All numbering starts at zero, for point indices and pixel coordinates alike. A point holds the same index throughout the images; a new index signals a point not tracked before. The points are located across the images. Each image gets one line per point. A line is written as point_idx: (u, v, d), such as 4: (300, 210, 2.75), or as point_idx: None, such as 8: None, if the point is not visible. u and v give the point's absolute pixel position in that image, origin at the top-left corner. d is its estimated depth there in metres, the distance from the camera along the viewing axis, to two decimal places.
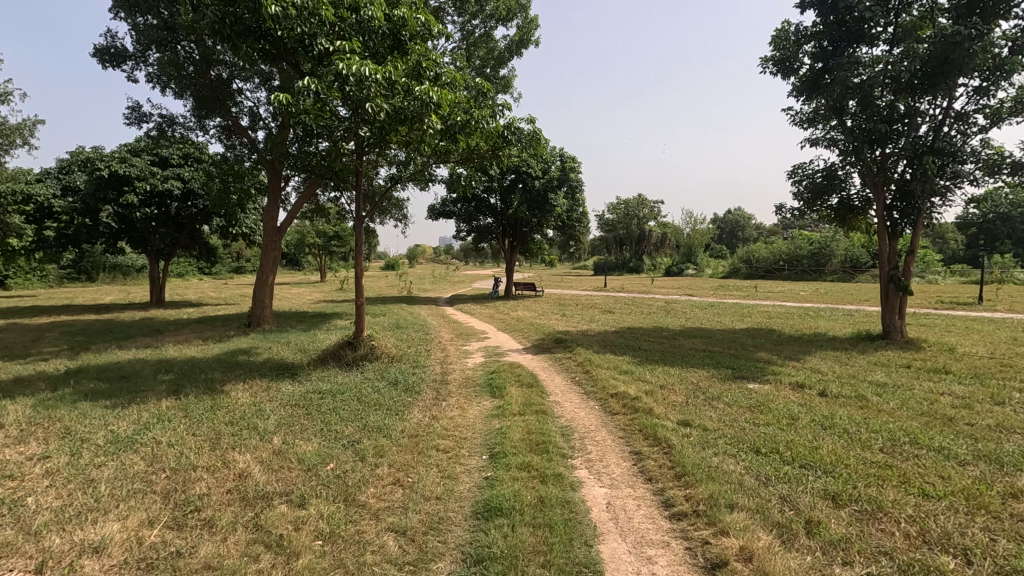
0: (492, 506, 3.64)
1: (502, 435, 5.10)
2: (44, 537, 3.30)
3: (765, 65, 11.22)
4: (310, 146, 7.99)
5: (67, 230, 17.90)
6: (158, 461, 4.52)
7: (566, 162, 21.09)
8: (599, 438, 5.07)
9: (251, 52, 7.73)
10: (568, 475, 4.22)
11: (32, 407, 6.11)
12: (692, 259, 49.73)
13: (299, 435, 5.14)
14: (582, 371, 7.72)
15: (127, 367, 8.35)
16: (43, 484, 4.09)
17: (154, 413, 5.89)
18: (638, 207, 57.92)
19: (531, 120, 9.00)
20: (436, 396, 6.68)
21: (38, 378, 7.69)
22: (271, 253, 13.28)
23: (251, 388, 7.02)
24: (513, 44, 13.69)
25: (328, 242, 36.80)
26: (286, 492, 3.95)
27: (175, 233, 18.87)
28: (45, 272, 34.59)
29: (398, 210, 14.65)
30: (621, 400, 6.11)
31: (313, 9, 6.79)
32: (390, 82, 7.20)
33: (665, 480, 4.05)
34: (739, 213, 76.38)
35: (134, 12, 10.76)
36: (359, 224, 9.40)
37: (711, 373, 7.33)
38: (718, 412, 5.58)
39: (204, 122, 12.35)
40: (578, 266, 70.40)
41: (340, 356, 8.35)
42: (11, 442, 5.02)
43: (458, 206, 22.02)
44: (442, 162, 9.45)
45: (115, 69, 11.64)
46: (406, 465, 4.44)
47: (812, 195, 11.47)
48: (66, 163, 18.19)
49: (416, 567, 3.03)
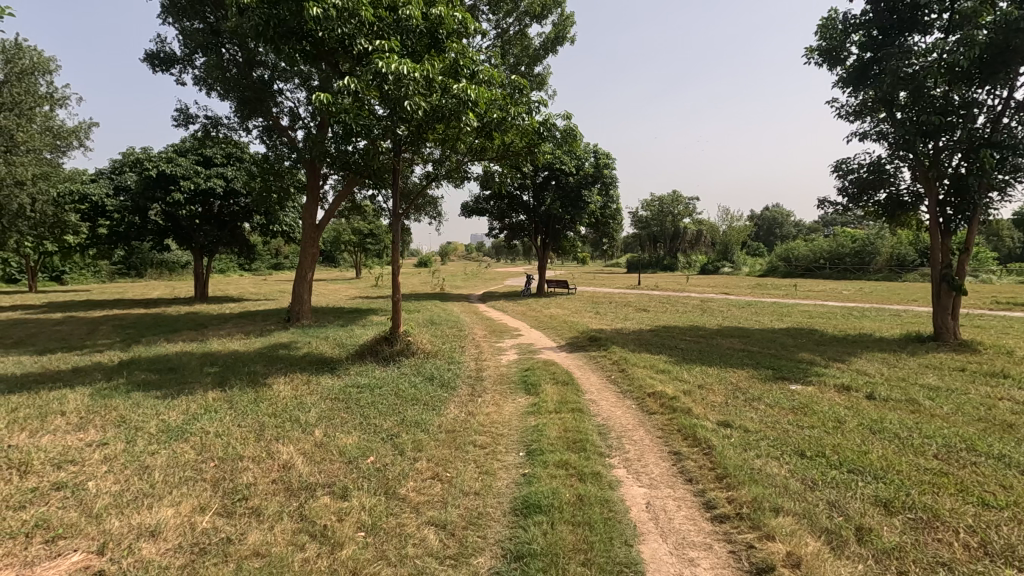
0: (531, 504, 3.64)
1: (539, 433, 5.09)
2: (105, 520, 3.46)
3: (809, 56, 10.87)
4: (348, 145, 8.10)
5: (118, 228, 18.63)
6: (206, 451, 4.68)
7: (600, 158, 20.89)
8: (636, 438, 5.00)
9: (293, 54, 7.94)
10: (606, 474, 4.17)
11: (89, 397, 6.42)
12: (728, 257, 48.65)
13: (340, 428, 5.26)
14: (618, 370, 7.62)
15: (176, 359, 8.70)
16: (102, 470, 4.30)
17: (202, 404, 6.11)
18: (674, 204, 56.64)
19: (567, 115, 8.97)
20: (472, 392, 6.72)
21: (94, 368, 8.08)
22: (310, 250, 13.56)
23: (292, 381, 7.23)
24: (548, 41, 13.66)
25: (363, 240, 37.53)
26: (329, 483, 4.03)
27: (218, 230, 19.50)
28: (97, 268, 36.40)
29: (433, 207, 14.81)
30: (658, 400, 6.02)
31: (353, 10, 6.90)
32: (428, 81, 7.27)
33: (706, 481, 3.97)
34: (778, 210, 74.25)
35: (182, 17, 11.15)
36: (395, 222, 9.51)
37: (751, 373, 7.17)
38: (759, 413, 5.46)
39: (247, 122, 12.69)
40: (610, 264, 69.91)
41: (377, 351, 8.48)
42: (72, 429, 5.29)
43: (490, 203, 22.10)
44: (478, 160, 9.49)
45: (165, 73, 12.07)
46: (445, 459, 4.48)
47: (857, 190, 11.04)
48: (118, 163, 18.95)
49: (457, 561, 3.06)
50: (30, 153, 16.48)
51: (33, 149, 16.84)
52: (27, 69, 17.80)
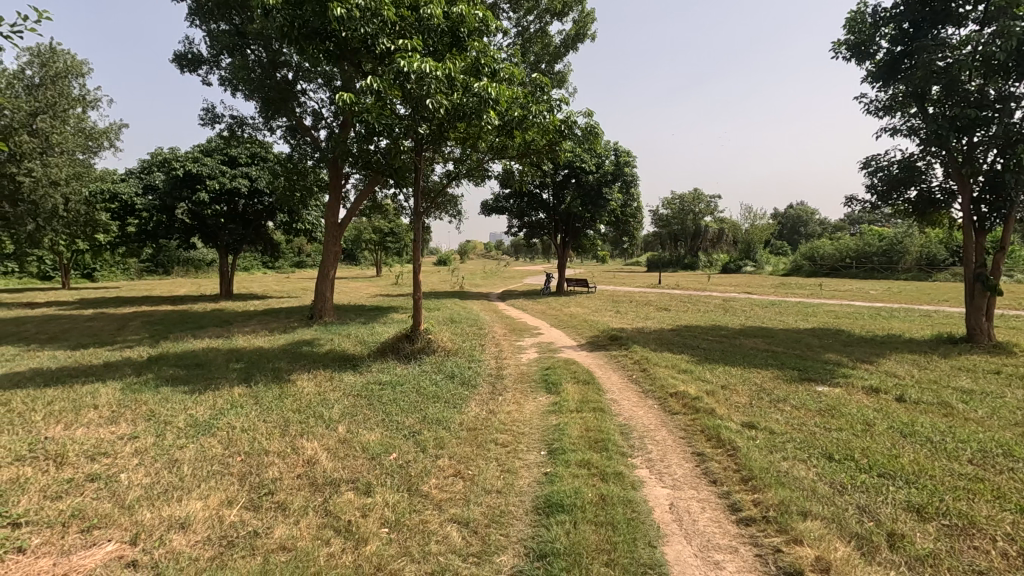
0: (553, 502, 3.63)
1: (561, 432, 5.08)
2: (137, 511, 3.55)
3: (837, 50, 10.64)
4: (371, 144, 8.17)
5: (147, 226, 19.25)
6: (233, 446, 4.76)
7: (621, 156, 20.74)
8: (659, 438, 4.96)
9: (317, 54, 8.03)
10: (629, 474, 4.14)
11: (120, 391, 6.60)
12: (751, 256, 47.87)
13: (362, 425, 5.32)
14: (639, 370, 7.55)
15: (202, 356, 8.87)
16: (133, 462, 4.40)
17: (228, 399, 6.23)
18: (695, 202, 55.91)
19: (589, 113, 8.91)
20: (492, 390, 6.73)
21: (124, 363, 8.29)
22: (332, 248, 13.70)
23: (316, 377, 7.32)
24: (569, 38, 13.61)
25: (383, 238, 37.88)
26: (353, 480, 4.08)
27: (243, 229, 19.84)
28: (127, 265, 37.44)
29: (453, 205, 14.87)
30: (681, 400, 5.97)
31: (376, 9, 6.97)
32: (450, 79, 7.28)
33: (731, 483, 3.92)
34: (803, 209, 72.89)
35: (209, 19, 11.40)
36: (417, 221, 9.57)
37: (776, 374, 7.04)
38: (784, 414, 5.36)
39: (271, 122, 12.89)
40: (630, 263, 69.50)
41: (398, 349, 8.55)
42: (104, 422, 5.44)
43: (510, 202, 22.11)
44: (499, 158, 9.47)
45: (192, 74, 12.32)
46: (466, 457, 4.51)
47: (886, 187, 10.78)
48: (147, 163, 19.58)
49: (480, 558, 3.07)
50: (65, 155, 17.21)
51: (67, 150, 17.38)
52: (63, 72, 18.33)
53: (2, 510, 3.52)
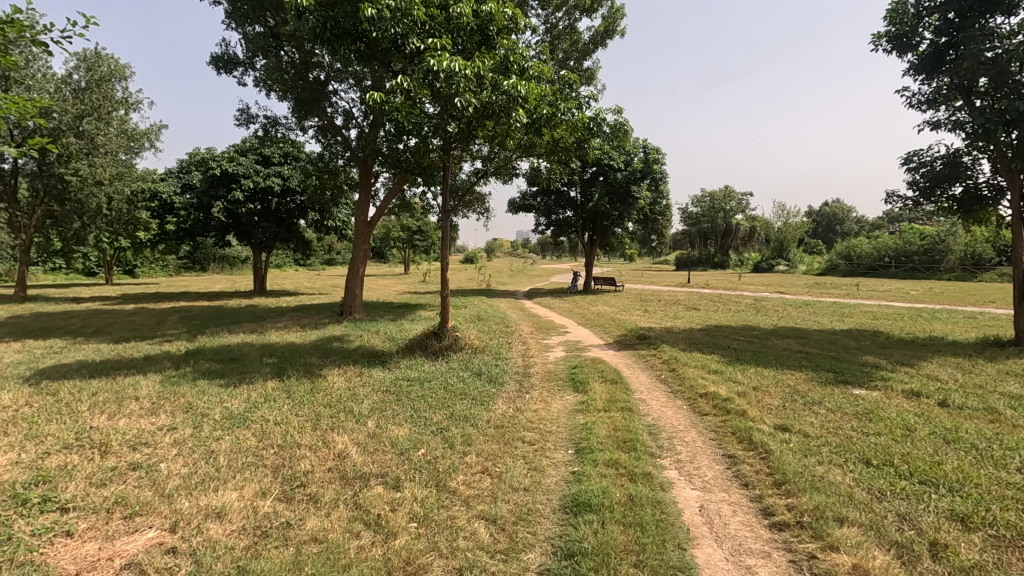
0: (581, 501, 3.62)
1: (588, 431, 5.05)
2: (176, 499, 3.67)
3: (878, 42, 10.30)
4: (400, 142, 8.24)
5: (184, 224, 19.86)
6: (266, 438, 4.88)
7: (650, 153, 20.49)
8: (689, 439, 4.89)
9: (348, 54, 8.15)
10: (657, 474, 4.10)
11: (160, 383, 6.84)
12: (784, 255, 46.52)
13: (392, 420, 5.39)
14: (668, 369, 7.46)
15: (237, 350, 9.12)
16: (172, 452, 4.55)
17: (262, 393, 6.39)
18: (725, 199, 54.78)
19: (618, 110, 8.82)
20: (519, 388, 6.74)
21: (163, 357, 8.58)
22: (362, 246, 13.91)
23: (346, 373, 7.45)
24: (598, 35, 13.51)
25: (411, 236, 38.30)
26: (382, 474, 4.13)
27: (275, 227, 20.27)
28: (166, 262, 38.78)
29: (481, 203, 14.92)
30: (711, 401, 5.87)
31: (407, 9, 7.04)
32: (478, 77, 7.29)
33: (764, 486, 3.84)
34: (839, 206, 70.77)
35: (245, 22, 11.69)
36: (445, 219, 9.63)
37: (810, 376, 6.86)
38: (819, 418, 5.22)
39: (303, 122, 13.14)
40: (659, 262, 68.68)
41: (426, 345, 8.63)
42: (145, 413, 5.65)
43: (537, 199, 22.10)
44: (527, 156, 9.45)
45: (228, 75, 12.65)
46: (494, 454, 4.52)
47: (929, 183, 10.38)
48: (185, 164, 20.29)
49: (507, 556, 3.08)
50: (109, 155, 17.99)
51: (111, 151, 18.03)
52: (108, 77, 17.77)
53: (52, 495, 3.69)
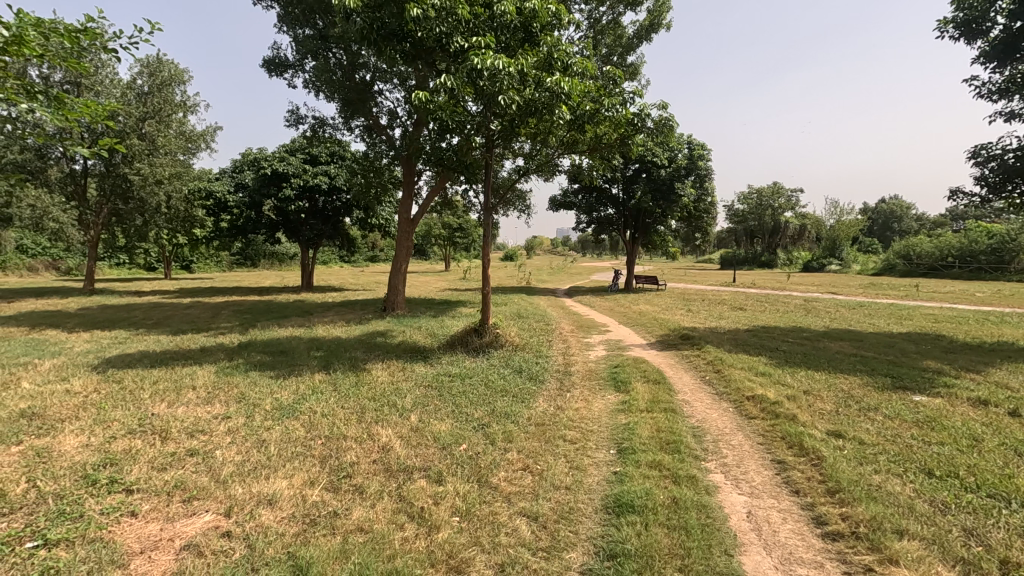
0: (624, 502, 3.57)
1: (630, 431, 4.98)
2: (230, 485, 3.83)
3: (943, 29, 9.72)
4: (443, 141, 8.32)
5: (237, 222, 20.56)
6: (314, 429, 5.04)
7: (694, 149, 20.02)
8: (735, 443, 4.76)
9: (394, 55, 8.31)
10: (702, 478, 4.01)
11: (215, 373, 7.16)
12: (835, 254, 44.45)
13: (433, 415, 5.46)
14: (713, 370, 7.28)
15: (286, 343, 9.45)
16: (226, 440, 4.76)
17: (309, 385, 6.60)
18: (774, 196, 52.95)
19: (663, 105, 8.64)
20: (560, 386, 6.72)
21: (218, 349, 8.97)
22: (406, 243, 14.14)
23: (389, 367, 7.61)
24: (642, 29, 13.27)
25: (452, 234, 38.77)
26: (424, 468, 4.20)
27: (322, 224, 20.85)
28: (220, 258, 40.65)
29: (521, 201, 14.93)
30: (758, 404, 5.69)
31: (451, 8, 7.10)
32: (522, 75, 7.28)
33: (816, 494, 3.69)
34: (897, 203, 67.30)
35: (295, 25, 12.07)
36: (486, 217, 9.68)
37: (866, 381, 6.56)
38: (875, 424, 4.98)
39: (350, 122, 13.46)
40: (702, 260, 67.23)
41: (467, 342, 8.70)
42: (202, 402, 5.92)
43: (579, 197, 21.95)
44: (569, 153, 9.39)
45: (279, 78, 13.08)
46: (535, 452, 4.51)
47: (1000, 178, 9.73)
48: (239, 163, 21.22)
49: (550, 553, 3.07)
50: (168, 156, 18.89)
51: (171, 152, 18.89)
52: (168, 81, 18.55)
53: (118, 477, 3.92)
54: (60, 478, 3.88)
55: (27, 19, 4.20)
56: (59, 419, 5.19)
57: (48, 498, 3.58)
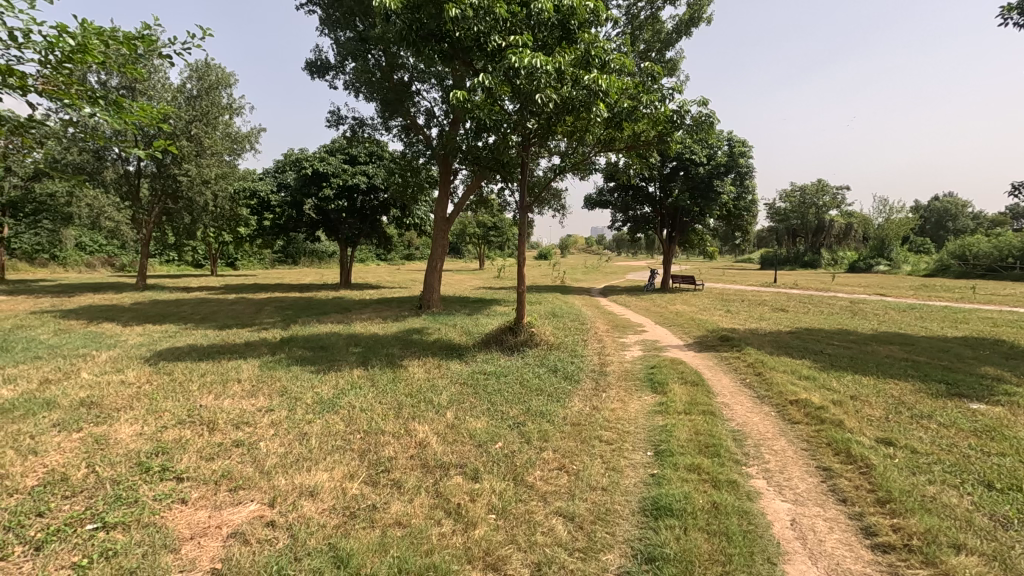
0: (662, 505, 3.51)
1: (668, 434, 4.90)
2: (274, 476, 3.95)
3: (1006, 15, 9.19)
4: (480, 140, 8.35)
5: (280, 221, 21.19)
6: (353, 424, 5.14)
7: (735, 146, 19.53)
8: (777, 448, 4.62)
9: (432, 55, 8.39)
10: (744, 483, 3.91)
11: (259, 367, 7.40)
12: (884, 254, 42.70)
13: (469, 412, 5.50)
14: (754, 373, 7.09)
15: (326, 339, 9.68)
16: (270, 432, 4.91)
17: (349, 380, 6.75)
18: (818, 193, 51.18)
19: (704, 102, 8.45)
20: (595, 386, 6.66)
21: (262, 343, 9.27)
22: (441, 242, 14.27)
23: (425, 364, 7.70)
24: (682, 23, 13.03)
25: (486, 232, 38.98)
26: (461, 464, 4.23)
27: (360, 223, 21.28)
28: (263, 256, 42.14)
29: (557, 200, 14.89)
30: (802, 409, 5.51)
31: (489, 7, 7.12)
32: (559, 73, 7.23)
33: (865, 504, 3.55)
34: (952, 201, 64.07)
35: (337, 28, 12.33)
36: (522, 215, 9.68)
37: (918, 387, 6.27)
38: (929, 433, 4.75)
39: (388, 122, 13.67)
40: (741, 261, 65.63)
41: (502, 340, 8.73)
42: (247, 394, 6.13)
43: (614, 195, 21.76)
44: (606, 151, 9.29)
45: (321, 80, 13.40)
46: (571, 452, 4.49)
47: None
48: (281, 164, 21.86)
49: (586, 554, 3.04)
50: (215, 156, 19.64)
51: (217, 154, 19.63)
52: (215, 84, 19.19)
53: (169, 465, 4.09)
54: (116, 464, 4.08)
55: (91, 27, 4.38)
56: (115, 408, 5.46)
57: (106, 483, 3.77)
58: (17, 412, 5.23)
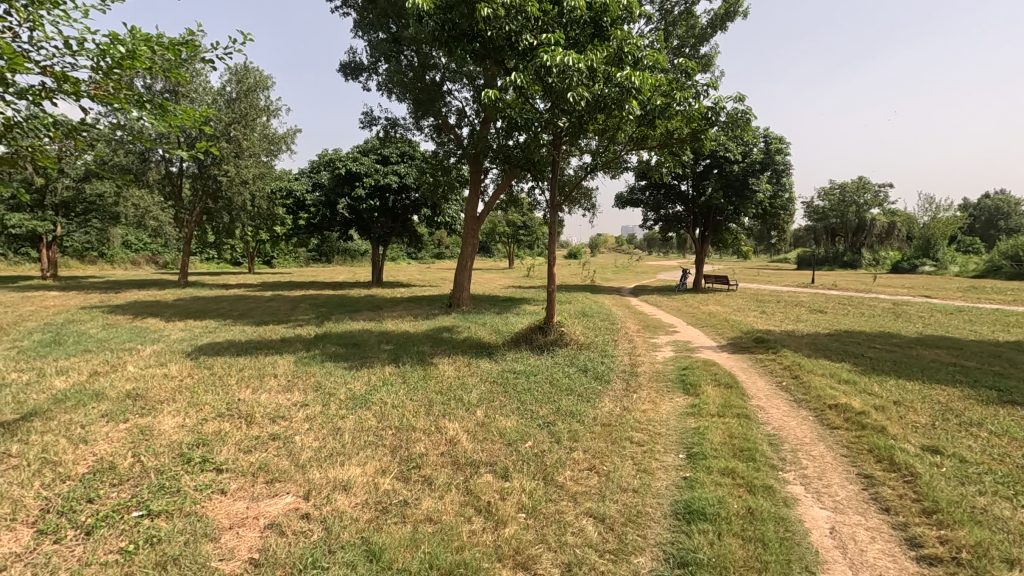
0: (695, 509, 3.45)
1: (700, 436, 4.82)
2: (309, 470, 4.04)
3: None
4: (511, 139, 8.34)
5: (314, 220, 21.62)
6: (385, 420, 5.21)
7: (772, 142, 19.01)
8: (816, 453, 4.49)
9: (464, 55, 8.42)
10: (780, 489, 3.80)
11: (294, 363, 7.58)
12: (929, 254, 40.99)
13: (500, 411, 5.51)
14: (790, 376, 6.90)
15: (358, 336, 9.85)
16: (304, 427, 5.02)
17: (380, 377, 6.85)
18: (859, 192, 49.50)
19: (740, 97, 8.26)
20: (626, 387, 6.59)
21: (297, 340, 9.49)
22: (471, 241, 14.31)
23: (455, 362, 7.76)
24: (717, 18, 12.77)
25: (516, 232, 39.04)
26: (491, 462, 4.24)
27: (392, 222, 21.53)
28: (298, 254, 43.15)
29: (587, 199, 14.78)
30: (842, 413, 5.33)
31: (521, 6, 7.10)
32: (591, 70, 7.16)
33: (909, 513, 3.42)
34: (1004, 198, 61.05)
35: (370, 30, 12.51)
36: (552, 214, 9.64)
37: (967, 393, 5.99)
38: (978, 441, 4.54)
39: (420, 123, 13.80)
40: (776, 261, 64.01)
41: (532, 339, 8.73)
42: (283, 389, 6.29)
43: (646, 194, 21.51)
44: (638, 149, 9.17)
45: (354, 81, 13.61)
46: (601, 452, 4.46)
47: None
48: (316, 164, 22.30)
49: (616, 556, 3.02)
50: (253, 157, 20.20)
51: (255, 154, 20.17)
52: (253, 87, 19.60)
53: (209, 456, 4.23)
54: (160, 455, 4.23)
55: (139, 33, 4.52)
56: (159, 400, 5.67)
57: (150, 473, 3.92)
58: (69, 402, 5.49)
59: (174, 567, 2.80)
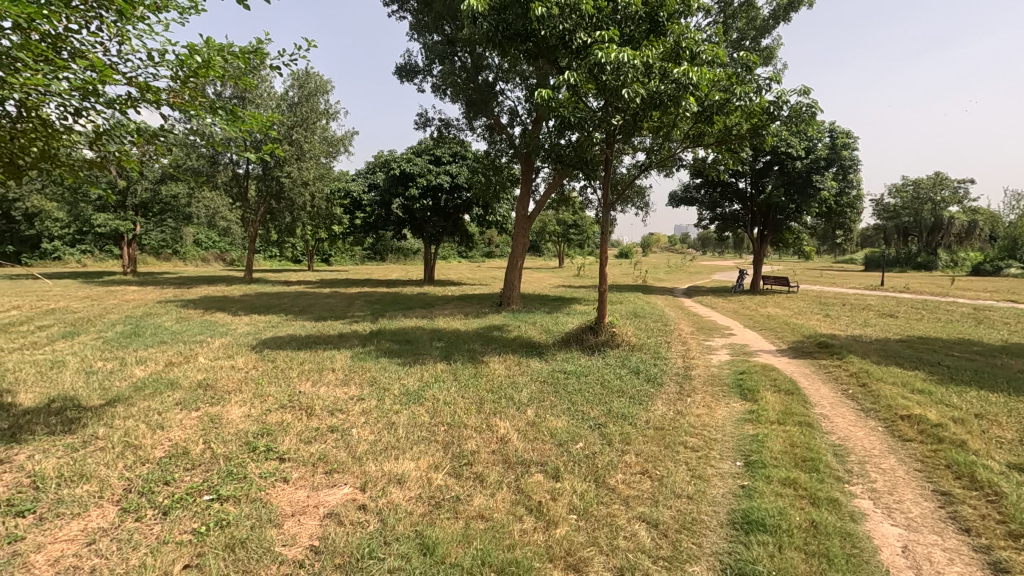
0: (753, 519, 3.33)
1: (759, 443, 4.64)
2: (365, 462, 4.17)
3: None
4: (563, 138, 8.33)
5: (370, 219, 21.97)
6: (437, 416, 5.30)
7: (838, 137, 18.03)
8: (886, 466, 4.24)
9: (518, 54, 8.45)
10: (846, 503, 3.62)
11: (351, 358, 7.83)
12: (1016, 255, 37.85)
13: (550, 411, 5.50)
14: (857, 384, 6.53)
15: (412, 333, 10.07)
16: (360, 420, 5.18)
17: (432, 373, 6.98)
18: (935, 188, 46.30)
19: (804, 90, 7.89)
20: (679, 390, 6.43)
21: (353, 335, 9.80)
22: (522, 240, 14.31)
23: (506, 361, 7.80)
24: (780, 9, 12.23)
25: (566, 231, 38.89)
26: (541, 462, 4.24)
27: (444, 221, 21.77)
28: (354, 253, 44.51)
29: (640, 197, 14.48)
30: (916, 425, 5.01)
31: (575, 4, 7.06)
32: (647, 66, 7.04)
33: (993, 536, 3.18)
34: None
35: (426, 33, 12.76)
36: (604, 214, 9.52)
37: None
38: None
39: (472, 123, 13.97)
40: (841, 262, 60.87)
41: (582, 339, 8.65)
42: (340, 383, 6.52)
43: (701, 192, 20.91)
44: (694, 146, 8.93)
45: (409, 83, 13.92)
46: (654, 456, 4.37)
47: None
48: (372, 165, 22.87)
49: (670, 564, 2.95)
50: (313, 159, 21.06)
51: (315, 156, 20.99)
52: (314, 91, 20.41)
53: (272, 446, 4.44)
54: (228, 442, 4.48)
55: (213, 43, 4.78)
56: (227, 391, 5.99)
57: (219, 459, 4.15)
58: (147, 390, 5.89)
59: (241, 550, 2.96)
